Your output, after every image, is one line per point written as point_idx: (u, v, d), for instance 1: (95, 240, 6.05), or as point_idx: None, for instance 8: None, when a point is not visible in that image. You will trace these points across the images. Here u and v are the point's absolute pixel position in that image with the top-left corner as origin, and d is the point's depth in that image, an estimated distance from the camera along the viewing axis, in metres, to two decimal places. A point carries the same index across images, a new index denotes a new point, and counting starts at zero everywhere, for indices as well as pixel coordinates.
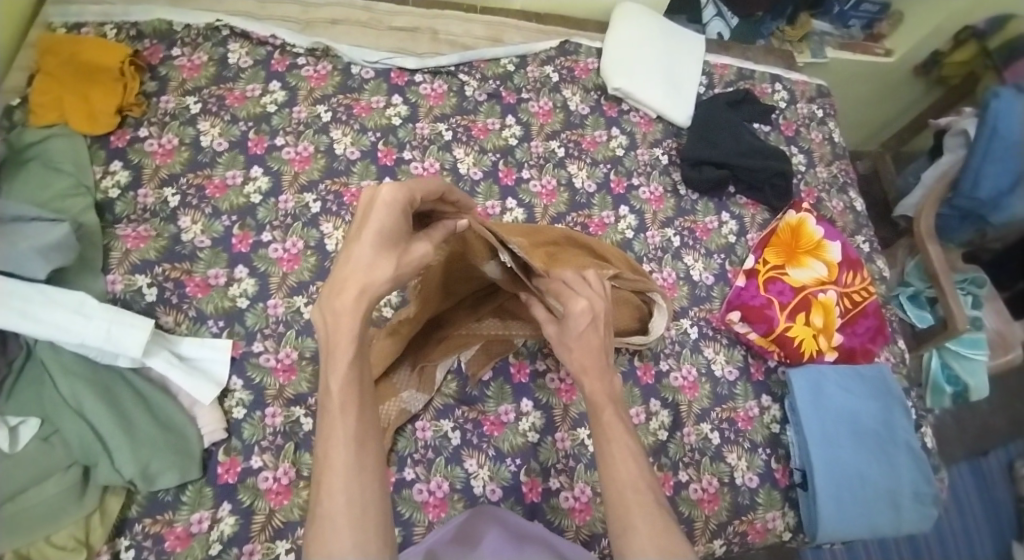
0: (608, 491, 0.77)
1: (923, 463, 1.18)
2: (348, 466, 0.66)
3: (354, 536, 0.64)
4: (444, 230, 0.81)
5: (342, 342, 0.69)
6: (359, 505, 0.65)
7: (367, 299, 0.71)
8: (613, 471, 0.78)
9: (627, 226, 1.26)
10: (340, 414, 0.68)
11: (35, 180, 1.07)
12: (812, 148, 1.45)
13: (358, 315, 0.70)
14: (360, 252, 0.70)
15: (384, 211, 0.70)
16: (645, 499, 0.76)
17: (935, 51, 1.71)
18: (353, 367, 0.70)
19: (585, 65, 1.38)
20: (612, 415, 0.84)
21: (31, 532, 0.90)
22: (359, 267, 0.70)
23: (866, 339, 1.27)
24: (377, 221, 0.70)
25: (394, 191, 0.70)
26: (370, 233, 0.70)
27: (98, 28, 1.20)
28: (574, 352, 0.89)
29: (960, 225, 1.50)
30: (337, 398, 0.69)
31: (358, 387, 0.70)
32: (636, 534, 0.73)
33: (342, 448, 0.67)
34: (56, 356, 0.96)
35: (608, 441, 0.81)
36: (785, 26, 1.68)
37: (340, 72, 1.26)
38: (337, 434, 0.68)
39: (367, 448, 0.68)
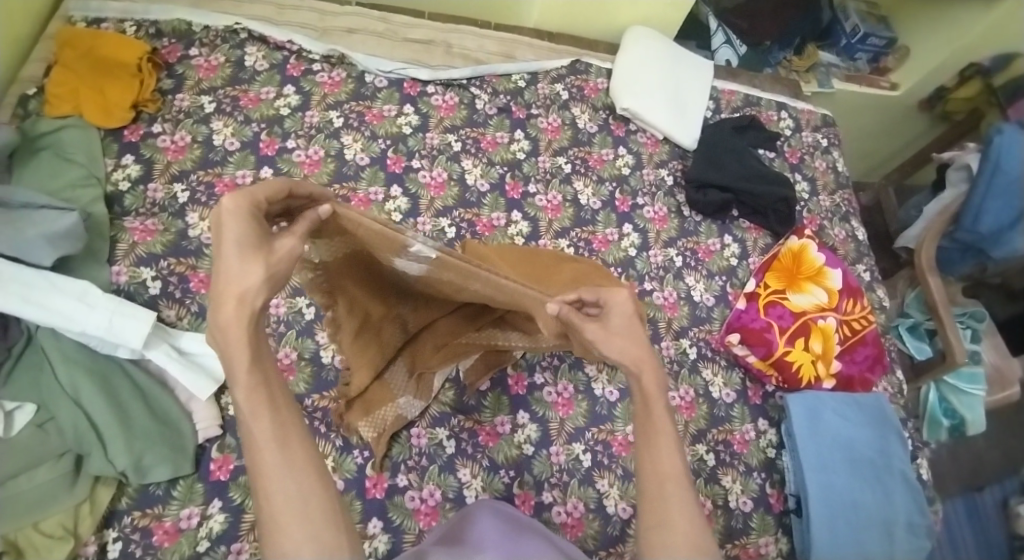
0: (648, 484, 0.78)
1: (917, 493, 1.18)
2: (280, 468, 0.65)
3: (306, 528, 0.64)
4: (308, 221, 0.74)
5: (235, 348, 0.65)
6: (301, 500, 0.65)
7: (251, 307, 0.66)
8: (656, 465, 0.78)
9: (631, 244, 1.27)
10: (253, 418, 0.66)
11: (46, 169, 1.08)
12: (815, 176, 1.47)
13: (246, 320, 0.65)
14: (227, 261, 0.65)
15: (233, 219, 0.66)
16: (683, 496, 0.77)
17: (941, 86, 1.73)
18: (254, 370, 0.66)
19: (595, 85, 1.40)
20: (662, 408, 0.81)
21: (19, 518, 0.89)
22: (231, 276, 0.65)
23: (864, 368, 1.27)
24: (234, 230, 0.66)
25: (235, 198, 0.66)
26: (230, 244, 0.66)
27: (118, 24, 1.22)
28: (627, 342, 0.84)
29: (961, 260, 1.50)
30: (247, 407, 0.65)
31: (266, 386, 0.67)
32: (674, 531, 0.75)
33: (270, 452, 0.65)
34: (56, 343, 0.96)
35: (652, 435, 0.80)
36: (792, 55, 1.71)
37: (354, 79, 1.28)
38: (258, 440, 0.65)
39: (294, 444, 0.67)
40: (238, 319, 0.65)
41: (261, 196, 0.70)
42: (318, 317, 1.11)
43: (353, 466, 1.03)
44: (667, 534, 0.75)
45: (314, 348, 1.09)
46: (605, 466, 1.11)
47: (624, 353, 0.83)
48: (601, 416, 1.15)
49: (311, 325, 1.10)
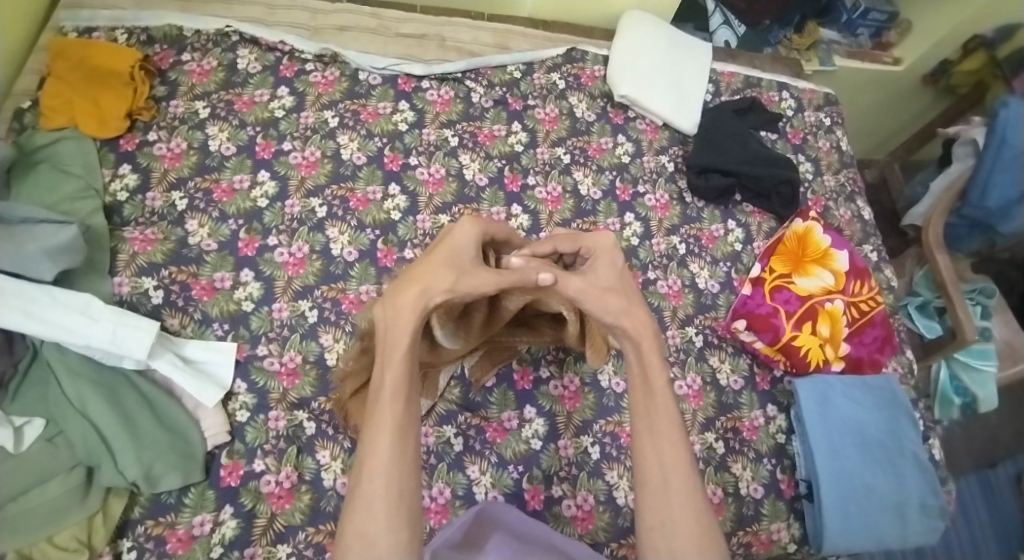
0: (652, 474, 0.76)
1: (930, 474, 1.17)
2: (393, 452, 0.68)
3: (387, 518, 0.66)
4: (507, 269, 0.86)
5: (399, 327, 0.75)
6: (397, 492, 0.67)
7: (423, 302, 0.76)
8: (661, 455, 0.77)
9: (633, 233, 1.26)
10: (391, 397, 0.71)
11: (44, 182, 1.08)
12: (819, 156, 1.44)
13: (418, 311, 0.75)
14: (433, 259, 0.79)
15: (467, 231, 0.81)
16: (687, 487, 0.75)
17: (945, 58, 1.70)
18: (406, 357, 0.73)
19: (591, 72, 1.39)
20: (667, 391, 0.81)
21: (33, 532, 0.90)
22: (428, 272, 0.77)
23: (874, 349, 1.26)
24: (459, 244, 0.80)
25: (467, 222, 0.82)
26: (442, 250, 0.80)
27: (109, 32, 1.22)
28: (616, 295, 0.83)
29: (969, 235, 1.48)
30: (388, 384, 0.72)
31: (408, 379, 0.73)
32: (676, 528, 0.73)
33: (387, 433, 0.69)
34: (62, 357, 0.97)
35: (655, 421, 0.79)
36: (792, 34, 1.68)
37: (348, 78, 1.27)
38: (384, 416, 0.70)
39: (409, 441, 0.70)
40: (411, 307, 0.75)
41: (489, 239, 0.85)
42: (321, 320, 1.10)
43: None
44: (670, 533, 0.73)
45: (319, 351, 1.09)
46: (613, 458, 1.11)
47: (622, 313, 0.82)
48: (609, 408, 1.14)
49: (314, 328, 1.10)
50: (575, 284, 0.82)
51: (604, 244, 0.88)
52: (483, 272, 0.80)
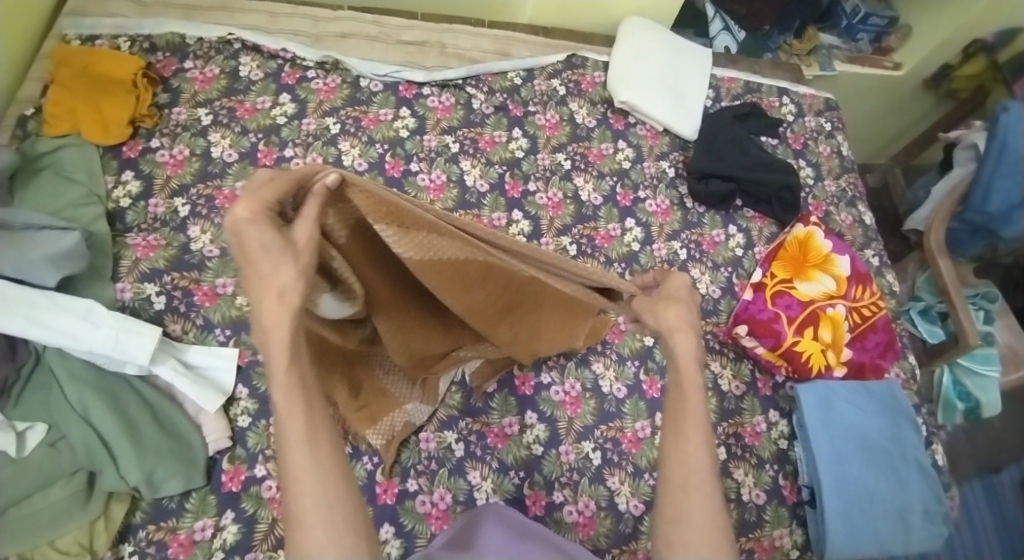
0: (673, 473, 0.77)
1: (933, 479, 1.16)
2: (308, 471, 0.66)
3: (329, 533, 0.65)
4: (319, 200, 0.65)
5: (275, 341, 0.65)
6: (325, 502, 0.66)
7: (288, 303, 0.64)
8: (684, 458, 0.77)
9: (634, 238, 1.26)
10: (287, 415, 0.66)
11: (47, 189, 1.08)
12: (820, 161, 1.45)
13: (290, 315, 0.65)
14: (256, 267, 0.63)
15: (256, 225, 0.61)
16: (708, 491, 0.75)
17: (945, 63, 1.70)
18: (293, 366, 0.66)
19: (592, 78, 1.39)
20: (694, 393, 0.80)
21: (34, 536, 0.90)
22: (264, 277, 0.64)
23: (876, 354, 1.26)
24: (260, 240, 0.62)
25: (247, 205, 0.61)
26: (256, 255, 0.62)
27: (112, 40, 1.23)
28: (668, 309, 0.81)
29: (971, 240, 1.48)
30: (281, 406, 0.66)
31: (303, 385, 0.67)
32: (692, 526, 0.74)
33: (300, 453, 0.66)
34: (64, 363, 0.97)
35: (682, 422, 0.79)
36: (792, 39, 1.69)
37: (350, 85, 1.28)
38: (290, 440, 0.66)
39: (321, 444, 0.67)
40: (285, 315, 0.64)
41: (274, 199, 0.63)
42: None
43: (364, 473, 1.03)
44: (686, 529, 0.74)
45: None
46: (614, 464, 1.11)
47: (675, 327, 0.80)
48: (610, 413, 1.14)
49: None
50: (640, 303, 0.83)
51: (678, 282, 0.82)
52: (299, 231, 0.65)
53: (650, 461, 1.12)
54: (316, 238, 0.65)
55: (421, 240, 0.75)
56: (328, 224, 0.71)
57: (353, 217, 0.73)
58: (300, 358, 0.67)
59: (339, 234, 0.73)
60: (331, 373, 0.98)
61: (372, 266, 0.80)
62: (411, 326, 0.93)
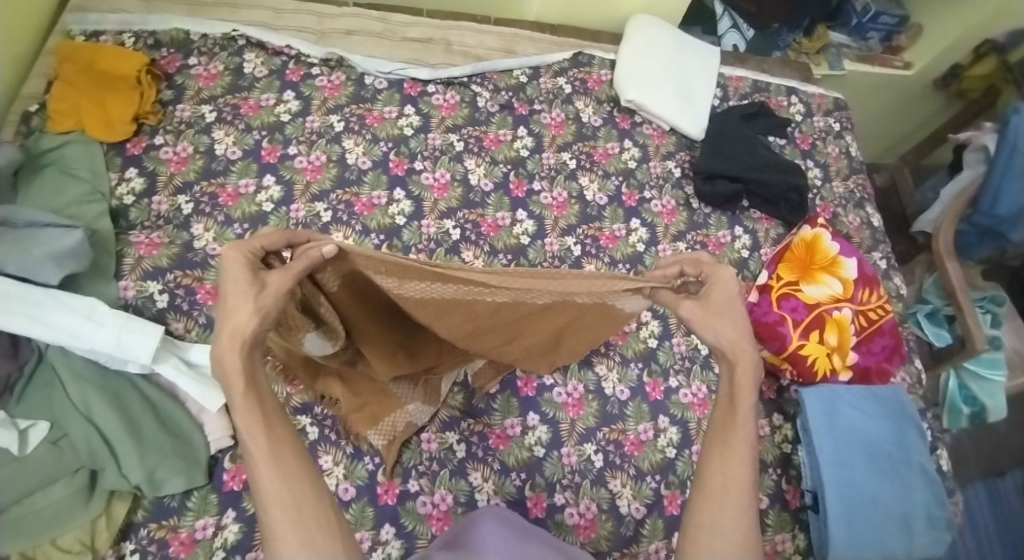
0: (713, 480, 0.77)
1: (937, 485, 1.16)
2: (274, 481, 0.69)
3: (298, 540, 0.68)
4: (308, 260, 0.72)
5: (232, 372, 0.69)
6: (295, 509, 0.69)
7: (247, 340, 0.68)
8: (726, 467, 0.77)
9: (639, 239, 1.25)
10: (249, 434, 0.69)
11: (51, 186, 1.09)
12: (828, 162, 1.43)
13: (243, 352, 0.68)
14: (226, 305, 0.68)
15: (234, 267, 0.68)
16: (741, 500, 0.76)
17: (955, 63, 1.68)
18: (250, 390, 0.69)
19: (598, 77, 1.38)
20: (749, 407, 0.79)
21: (37, 534, 0.91)
22: (227, 314, 0.68)
23: (881, 358, 1.24)
24: (234, 281, 0.68)
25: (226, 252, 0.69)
26: (227, 296, 0.68)
27: (117, 36, 1.22)
28: (722, 332, 0.79)
29: (979, 243, 1.46)
30: (244, 427, 0.69)
31: (262, 407, 0.70)
32: (723, 533, 0.75)
33: (265, 467, 0.70)
34: (68, 361, 0.98)
35: (729, 432, 0.79)
36: (802, 38, 1.67)
37: (354, 82, 1.27)
38: (255, 456, 0.70)
39: (286, 457, 0.70)
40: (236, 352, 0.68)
41: (258, 247, 0.70)
42: None
43: (365, 473, 1.03)
44: (717, 537, 0.75)
45: None
46: (616, 466, 1.10)
47: (726, 340, 0.79)
48: (612, 415, 1.13)
49: None
50: (689, 308, 0.79)
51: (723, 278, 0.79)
52: (273, 276, 0.70)
53: (652, 464, 1.12)
54: (285, 287, 0.70)
55: (420, 286, 0.81)
56: (322, 276, 0.80)
57: (347, 271, 0.81)
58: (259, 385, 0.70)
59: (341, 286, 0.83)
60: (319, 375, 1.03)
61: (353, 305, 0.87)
62: (392, 347, 0.96)
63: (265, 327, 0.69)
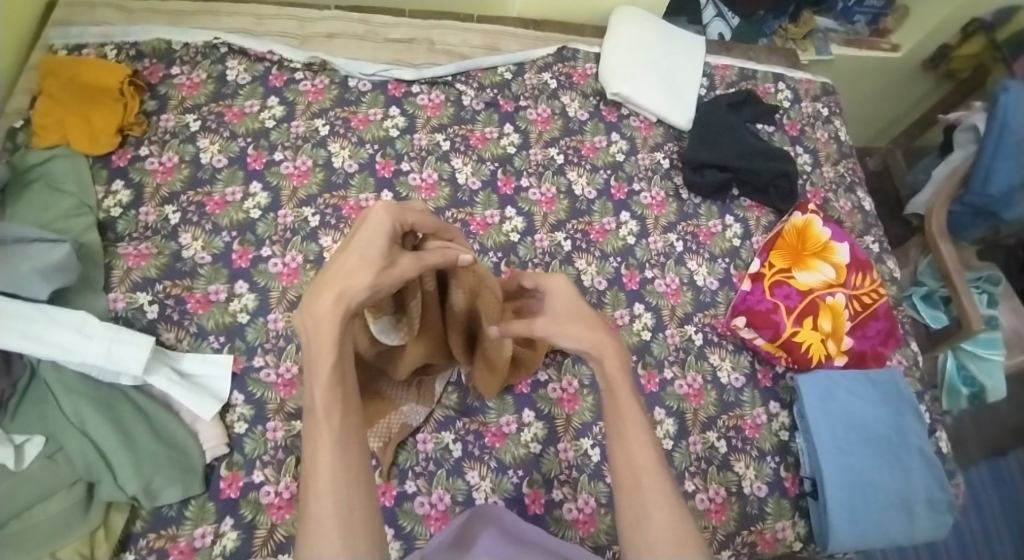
0: (620, 472, 0.74)
1: (936, 467, 1.15)
2: (333, 471, 0.65)
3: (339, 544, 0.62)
4: (433, 253, 0.78)
5: (324, 340, 0.68)
6: (346, 505, 0.64)
7: (345, 302, 0.70)
8: (630, 456, 0.74)
9: (629, 232, 1.25)
10: (325, 412, 0.67)
11: (37, 201, 1.09)
12: (817, 147, 1.42)
13: (341, 317, 0.69)
14: (348, 260, 0.71)
15: (381, 230, 0.72)
16: (663, 485, 0.72)
17: (942, 44, 1.67)
18: (335, 364, 0.68)
19: (583, 71, 1.37)
20: (630, 397, 0.78)
21: (36, 548, 0.91)
22: (347, 271, 0.70)
23: (877, 342, 1.24)
24: (376, 244, 0.72)
25: (381, 212, 0.73)
26: (356, 255, 0.71)
27: (99, 48, 1.22)
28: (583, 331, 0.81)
29: (972, 222, 1.45)
30: (320, 403, 0.67)
31: (342, 389, 0.69)
32: (649, 525, 0.70)
33: (328, 453, 0.66)
34: (59, 375, 0.97)
35: (623, 424, 0.76)
36: (788, 24, 1.66)
37: (338, 86, 1.27)
38: (320, 437, 0.66)
39: (350, 450, 0.67)
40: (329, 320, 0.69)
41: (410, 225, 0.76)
42: None
43: None
44: (646, 530, 0.70)
45: None
46: None
47: (584, 341, 0.81)
48: None
49: None
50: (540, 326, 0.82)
51: (558, 284, 0.87)
52: (405, 258, 0.74)
53: None
54: (412, 268, 0.74)
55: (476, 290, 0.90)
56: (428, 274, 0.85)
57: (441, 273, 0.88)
58: (342, 361, 0.69)
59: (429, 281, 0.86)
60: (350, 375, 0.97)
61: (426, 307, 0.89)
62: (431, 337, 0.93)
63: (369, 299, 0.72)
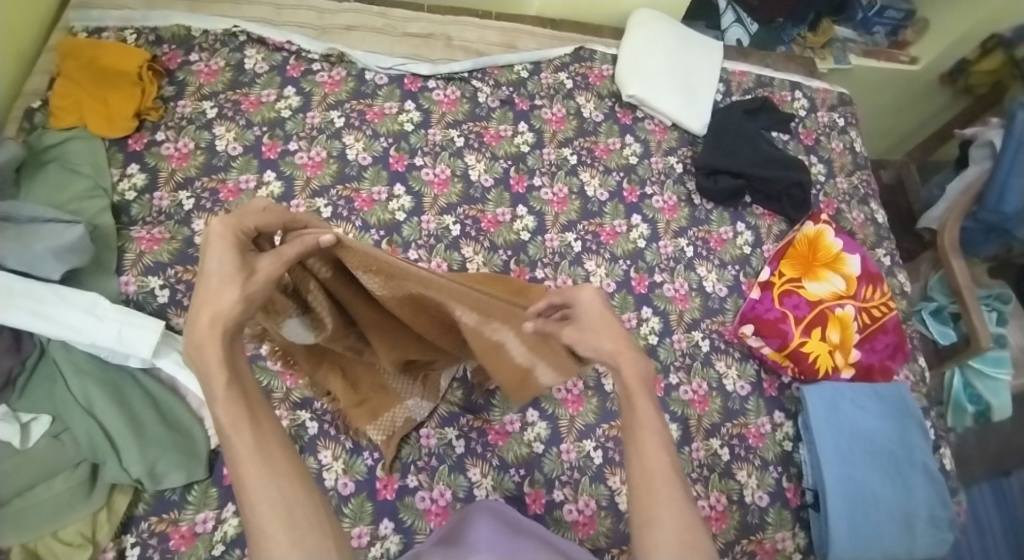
0: (634, 479, 0.71)
1: (940, 485, 1.15)
2: (262, 478, 0.65)
3: (288, 538, 0.64)
4: (301, 246, 0.71)
5: (209, 362, 0.65)
6: (286, 506, 0.65)
7: (223, 326, 0.66)
8: (643, 461, 0.72)
9: (640, 235, 1.25)
10: (233, 431, 0.65)
11: (53, 182, 1.10)
12: (832, 157, 1.42)
13: (220, 339, 0.65)
14: (205, 284, 0.66)
15: (221, 245, 0.66)
16: (674, 489, 0.70)
17: (962, 58, 1.65)
18: (232, 382, 0.66)
19: (599, 72, 1.37)
20: (648, 403, 0.74)
21: (38, 527, 0.91)
22: (209, 293, 0.66)
23: (885, 356, 1.23)
24: (221, 259, 0.66)
25: (221, 226, 0.67)
26: (211, 274, 0.66)
27: (118, 32, 1.23)
28: (601, 336, 0.78)
29: (985, 240, 1.44)
30: (227, 423, 0.65)
31: (245, 399, 0.67)
32: (663, 528, 0.67)
33: (252, 465, 0.65)
34: (68, 356, 0.99)
35: (637, 432, 0.73)
36: (807, 32, 1.65)
37: (355, 78, 1.27)
38: (239, 453, 0.65)
39: (273, 452, 0.67)
40: (211, 339, 0.65)
41: (253, 225, 0.69)
42: None
43: (364, 468, 1.03)
44: (657, 532, 0.67)
45: None
46: (616, 463, 1.10)
47: (603, 350, 0.77)
48: (612, 412, 1.13)
49: None
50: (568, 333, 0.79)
51: (589, 297, 0.78)
52: (264, 261, 0.69)
53: None
54: (275, 275, 0.68)
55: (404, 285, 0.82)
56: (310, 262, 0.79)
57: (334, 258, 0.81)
58: (241, 375, 0.67)
59: (318, 267, 0.80)
60: (321, 366, 0.97)
61: (345, 289, 0.85)
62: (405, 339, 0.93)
63: (246, 317, 0.67)
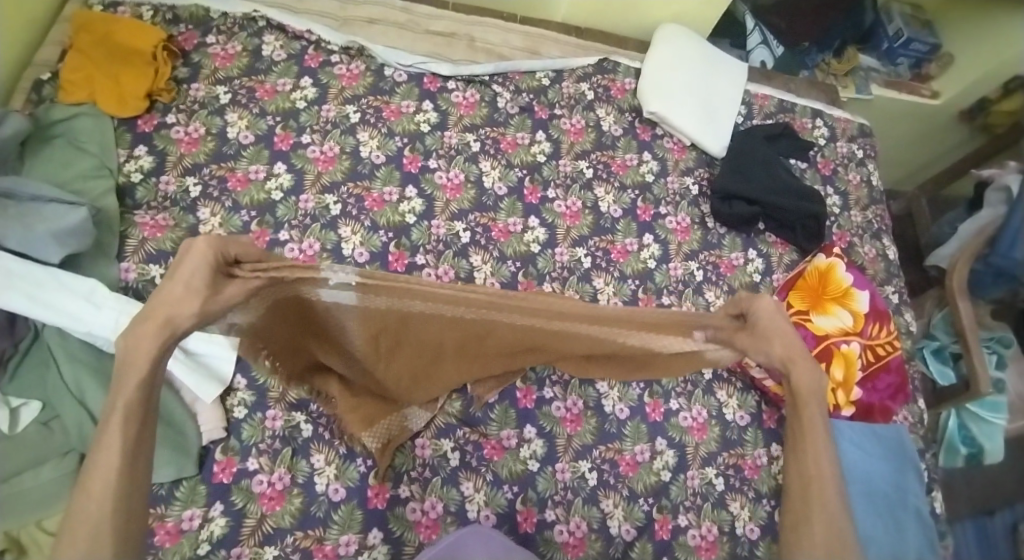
0: (790, 480, 0.77)
1: (930, 531, 1.14)
2: (109, 497, 0.62)
3: (115, 546, 0.61)
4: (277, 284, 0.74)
5: (137, 359, 0.65)
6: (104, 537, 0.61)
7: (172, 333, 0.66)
8: (800, 466, 0.76)
9: (650, 255, 1.23)
10: (109, 439, 0.63)
11: (58, 158, 1.07)
12: (848, 190, 1.40)
13: (159, 346, 0.65)
14: (170, 284, 0.66)
15: (199, 260, 0.67)
16: (826, 494, 0.74)
17: (984, 97, 1.65)
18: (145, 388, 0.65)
19: (622, 85, 1.35)
20: (818, 412, 0.76)
21: (23, 515, 0.90)
22: (167, 299, 0.66)
23: (886, 396, 1.22)
24: (198, 273, 0.67)
25: (208, 244, 0.68)
26: (179, 280, 0.66)
27: (134, 8, 1.20)
28: (774, 344, 0.76)
29: (993, 284, 1.43)
30: (120, 414, 0.64)
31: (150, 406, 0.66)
32: (816, 531, 0.72)
33: (105, 481, 0.62)
34: (63, 342, 0.96)
35: (805, 441, 0.76)
36: (831, 59, 1.63)
37: (373, 73, 1.24)
38: (106, 466, 0.63)
39: (134, 470, 0.64)
40: (149, 340, 0.65)
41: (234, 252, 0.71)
42: None
43: (356, 475, 1.02)
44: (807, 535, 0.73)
45: None
46: (610, 486, 1.08)
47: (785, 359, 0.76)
48: (610, 434, 1.11)
49: None
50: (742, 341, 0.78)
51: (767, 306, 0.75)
52: (230, 287, 0.70)
53: (646, 487, 1.09)
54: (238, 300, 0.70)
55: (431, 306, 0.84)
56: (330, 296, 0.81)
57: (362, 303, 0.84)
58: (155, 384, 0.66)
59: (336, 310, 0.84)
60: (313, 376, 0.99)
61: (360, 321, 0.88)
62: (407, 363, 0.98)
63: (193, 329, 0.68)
